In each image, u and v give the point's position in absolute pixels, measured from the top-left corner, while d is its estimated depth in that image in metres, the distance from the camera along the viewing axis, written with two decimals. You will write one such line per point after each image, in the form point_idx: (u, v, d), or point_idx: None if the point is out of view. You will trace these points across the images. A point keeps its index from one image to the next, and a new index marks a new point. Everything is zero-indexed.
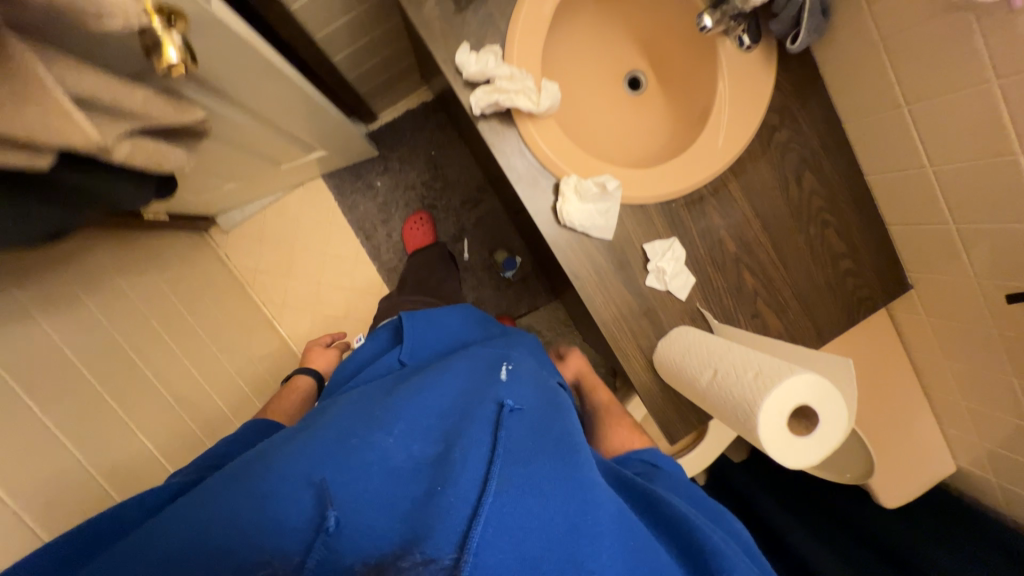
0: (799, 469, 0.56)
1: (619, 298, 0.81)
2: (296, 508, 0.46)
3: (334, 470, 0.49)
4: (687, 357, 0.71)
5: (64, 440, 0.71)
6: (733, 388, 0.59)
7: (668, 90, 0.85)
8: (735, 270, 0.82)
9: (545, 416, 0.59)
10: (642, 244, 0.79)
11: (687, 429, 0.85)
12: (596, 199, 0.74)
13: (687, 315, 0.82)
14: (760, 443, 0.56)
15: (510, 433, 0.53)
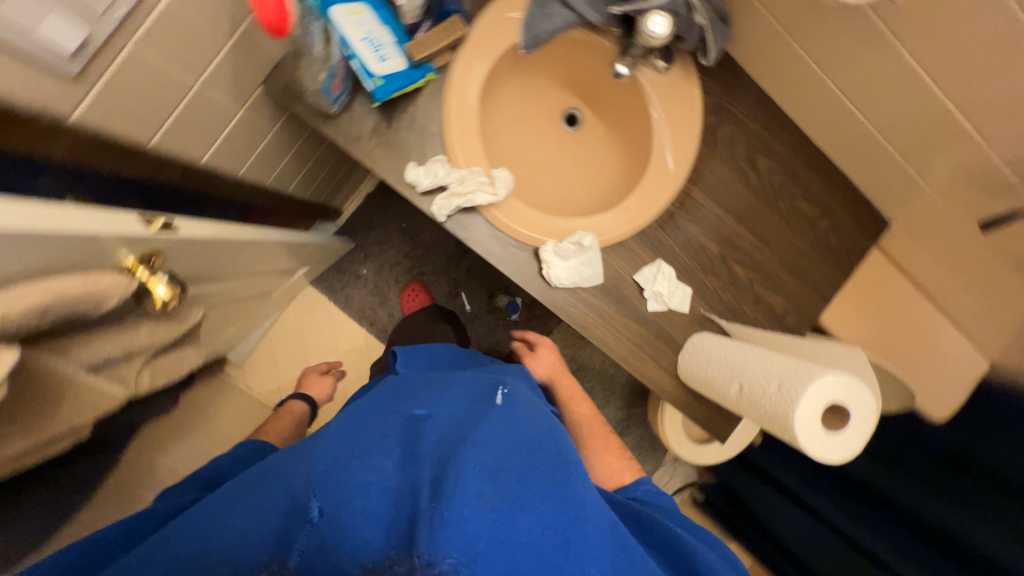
0: (847, 461, 0.58)
1: (629, 330, 0.84)
2: (293, 519, 0.51)
3: (330, 485, 0.53)
4: (711, 372, 0.74)
5: None
6: (765, 402, 0.62)
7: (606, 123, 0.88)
8: (725, 267, 0.85)
9: (542, 434, 0.62)
10: (633, 276, 0.83)
11: (732, 424, 0.88)
12: (576, 254, 0.78)
13: (696, 323, 0.86)
14: (802, 450, 0.58)
15: (504, 452, 0.56)
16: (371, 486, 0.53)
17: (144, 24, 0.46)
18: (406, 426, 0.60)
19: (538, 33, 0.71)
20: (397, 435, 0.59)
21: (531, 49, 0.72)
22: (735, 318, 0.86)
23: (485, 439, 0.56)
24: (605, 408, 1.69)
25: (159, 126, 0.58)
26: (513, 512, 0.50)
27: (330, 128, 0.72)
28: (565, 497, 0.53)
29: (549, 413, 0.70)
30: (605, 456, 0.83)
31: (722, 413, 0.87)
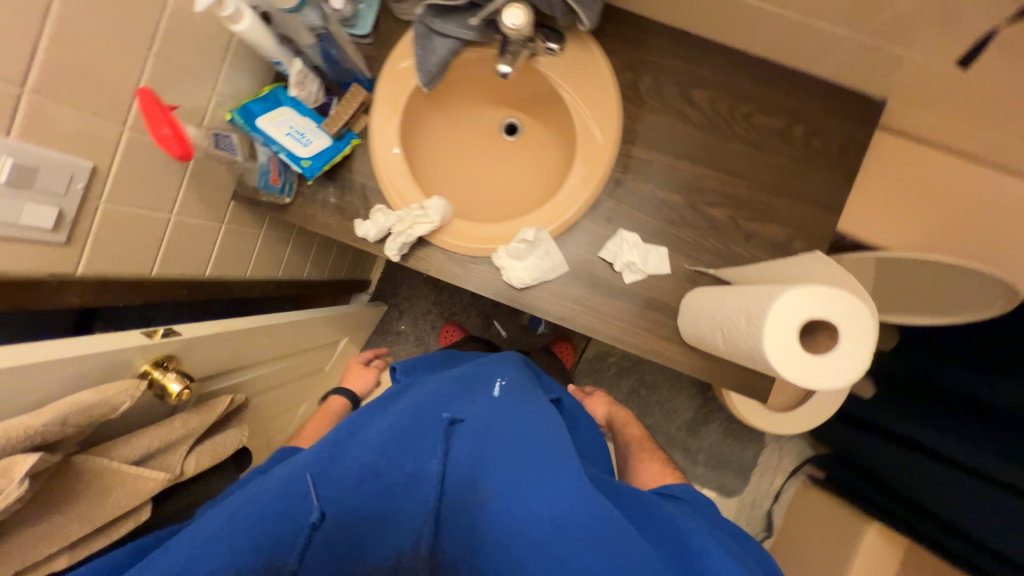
0: (853, 382, 0.50)
1: (614, 308, 0.81)
2: (295, 518, 0.57)
3: (331, 488, 0.59)
4: (699, 326, 0.67)
5: None
6: (741, 340, 0.55)
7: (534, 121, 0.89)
8: (697, 214, 0.79)
9: (527, 421, 0.66)
10: (598, 254, 0.80)
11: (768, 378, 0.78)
12: (530, 251, 0.78)
13: (684, 281, 0.79)
14: (794, 384, 0.50)
15: (496, 446, 0.62)
16: (373, 488, 0.60)
17: (106, 188, 0.61)
18: (403, 430, 0.66)
19: (432, 69, 0.76)
20: (391, 439, 0.64)
21: (433, 82, 0.77)
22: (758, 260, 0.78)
23: (467, 446, 0.63)
24: (677, 400, 1.56)
25: (153, 257, 0.72)
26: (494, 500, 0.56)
27: (291, 214, 0.84)
28: (553, 483, 0.55)
29: (534, 403, 0.73)
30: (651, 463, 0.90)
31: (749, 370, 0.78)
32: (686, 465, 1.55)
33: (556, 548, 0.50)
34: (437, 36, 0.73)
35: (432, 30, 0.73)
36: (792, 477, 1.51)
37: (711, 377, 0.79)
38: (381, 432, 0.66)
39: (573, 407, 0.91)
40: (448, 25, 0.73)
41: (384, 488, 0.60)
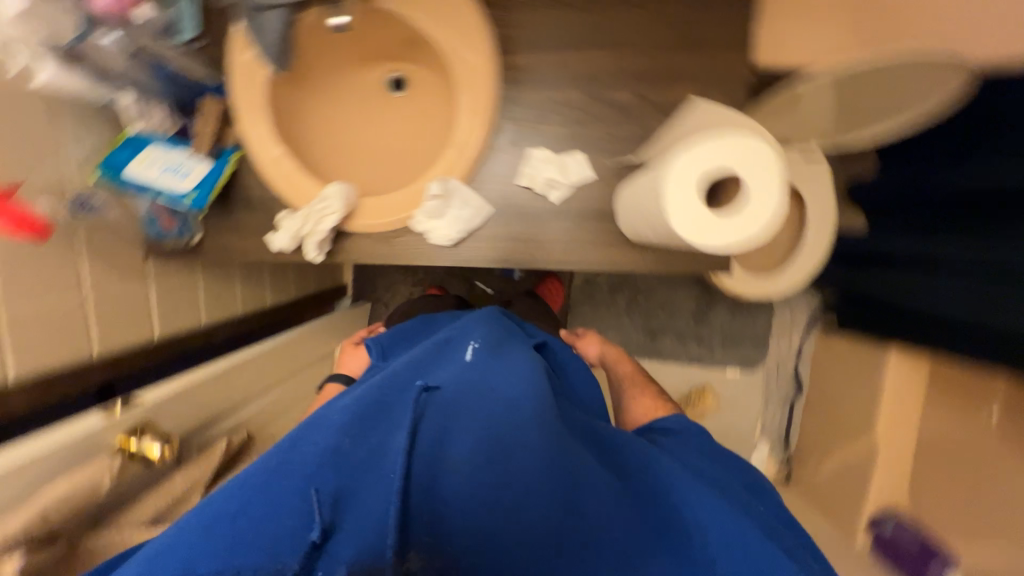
0: (757, 242, 0.48)
1: (553, 231, 0.77)
2: (260, 521, 0.42)
3: (299, 474, 0.45)
4: (628, 218, 0.65)
5: None
6: (653, 217, 0.53)
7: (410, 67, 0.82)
8: (603, 102, 0.75)
9: (513, 376, 0.62)
10: (515, 184, 0.77)
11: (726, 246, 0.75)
12: (446, 206, 0.75)
13: (613, 178, 0.76)
14: (700, 247, 0.48)
15: (491, 407, 0.56)
16: (354, 463, 0.48)
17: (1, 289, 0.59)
18: (377, 401, 0.56)
19: (275, 46, 0.70)
20: (361, 412, 0.53)
21: (285, 62, 0.71)
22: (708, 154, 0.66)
23: (454, 404, 0.55)
24: (677, 294, 1.54)
25: (88, 339, 0.71)
26: (495, 454, 0.49)
27: (208, 250, 0.81)
28: (561, 445, 0.51)
29: (513, 358, 0.68)
30: (642, 400, 0.86)
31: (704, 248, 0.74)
32: (704, 353, 1.55)
33: (570, 494, 0.47)
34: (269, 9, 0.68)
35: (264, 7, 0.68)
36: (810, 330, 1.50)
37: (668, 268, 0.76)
38: (349, 406, 0.54)
39: (560, 350, 0.89)
40: None
41: (365, 464, 0.48)
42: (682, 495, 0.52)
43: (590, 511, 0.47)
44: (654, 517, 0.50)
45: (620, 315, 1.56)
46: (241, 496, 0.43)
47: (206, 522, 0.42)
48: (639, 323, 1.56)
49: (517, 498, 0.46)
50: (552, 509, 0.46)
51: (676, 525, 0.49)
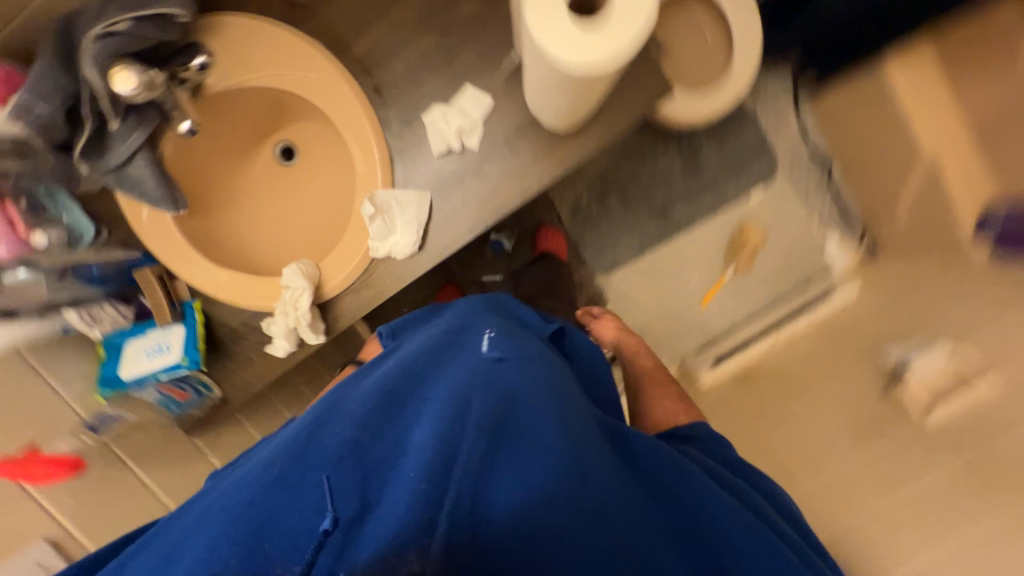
0: (643, 37, 0.46)
1: (496, 173, 0.74)
2: (287, 514, 0.47)
3: (322, 467, 0.49)
4: (534, 94, 0.64)
5: None
6: (540, 61, 0.52)
7: (286, 130, 0.82)
8: (460, 32, 0.72)
9: (541, 370, 0.60)
10: (435, 156, 0.74)
11: (656, 74, 0.70)
12: (390, 218, 0.74)
13: (513, 90, 0.72)
14: (584, 65, 0.47)
15: (521, 397, 0.54)
16: (370, 461, 0.50)
17: None
18: (396, 389, 0.57)
19: (157, 195, 0.69)
20: (382, 403, 0.55)
21: (177, 198, 0.70)
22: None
23: (473, 394, 0.54)
24: (654, 155, 1.45)
25: None
26: (514, 455, 0.49)
27: (232, 398, 0.82)
28: (581, 450, 0.50)
29: (537, 345, 0.66)
30: (665, 402, 0.83)
31: (634, 91, 0.70)
32: (725, 182, 1.43)
33: (589, 492, 0.47)
34: (128, 169, 0.67)
35: (122, 171, 0.68)
36: (801, 109, 1.40)
37: (616, 132, 0.72)
38: (370, 397, 0.56)
39: (579, 335, 0.83)
40: (120, 149, 0.66)
41: (381, 462, 0.50)
42: (708, 513, 0.53)
43: (614, 515, 0.48)
44: (679, 529, 0.52)
45: (623, 220, 1.47)
46: (271, 492, 0.48)
47: (244, 511, 0.47)
48: (646, 205, 1.46)
49: (534, 495, 0.46)
50: (566, 504, 0.46)
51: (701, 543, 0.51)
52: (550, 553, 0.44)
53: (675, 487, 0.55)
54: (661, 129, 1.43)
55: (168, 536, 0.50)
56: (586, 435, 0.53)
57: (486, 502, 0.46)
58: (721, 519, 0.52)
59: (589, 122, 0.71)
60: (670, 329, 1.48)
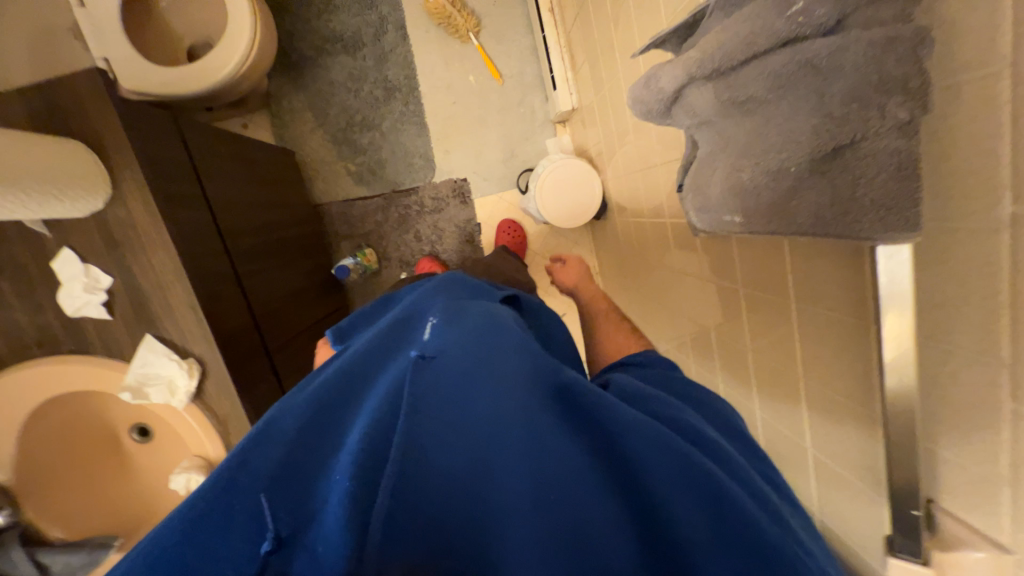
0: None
1: (152, 269, 0.76)
2: (233, 533, 0.42)
3: (268, 487, 0.45)
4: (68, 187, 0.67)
5: (788, 288, 0.59)
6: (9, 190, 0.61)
7: (113, 428, 0.91)
8: (15, 256, 0.75)
9: (471, 331, 0.62)
10: (112, 317, 0.78)
11: (89, 80, 0.71)
12: (158, 378, 0.78)
13: (84, 226, 0.75)
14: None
15: (460, 375, 0.54)
16: (307, 466, 0.48)
17: None
18: (332, 388, 0.56)
19: (85, 559, 0.79)
20: (318, 413, 0.54)
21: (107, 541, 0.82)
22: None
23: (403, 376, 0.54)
24: (327, 83, 1.50)
25: None
26: (440, 418, 0.49)
27: None
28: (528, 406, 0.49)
29: (476, 310, 0.68)
30: (615, 336, 0.91)
31: (100, 107, 0.71)
32: (374, 22, 1.47)
33: (504, 437, 0.46)
34: (50, 572, 0.78)
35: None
36: None
37: (133, 139, 0.73)
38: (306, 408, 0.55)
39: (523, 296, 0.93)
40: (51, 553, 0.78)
41: (317, 465, 0.48)
42: (635, 423, 0.46)
43: (532, 445, 0.45)
44: (603, 444, 0.47)
45: (384, 138, 1.53)
46: (206, 510, 0.43)
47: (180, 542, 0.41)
48: (377, 103, 1.51)
49: (455, 455, 0.46)
50: (487, 456, 0.45)
51: (620, 453, 0.45)
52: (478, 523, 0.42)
53: (594, 401, 0.48)
54: (296, 71, 1.49)
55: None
56: (513, 376, 0.51)
57: (405, 465, 0.45)
58: (650, 432, 0.45)
59: (111, 160, 0.73)
60: (504, 132, 1.55)
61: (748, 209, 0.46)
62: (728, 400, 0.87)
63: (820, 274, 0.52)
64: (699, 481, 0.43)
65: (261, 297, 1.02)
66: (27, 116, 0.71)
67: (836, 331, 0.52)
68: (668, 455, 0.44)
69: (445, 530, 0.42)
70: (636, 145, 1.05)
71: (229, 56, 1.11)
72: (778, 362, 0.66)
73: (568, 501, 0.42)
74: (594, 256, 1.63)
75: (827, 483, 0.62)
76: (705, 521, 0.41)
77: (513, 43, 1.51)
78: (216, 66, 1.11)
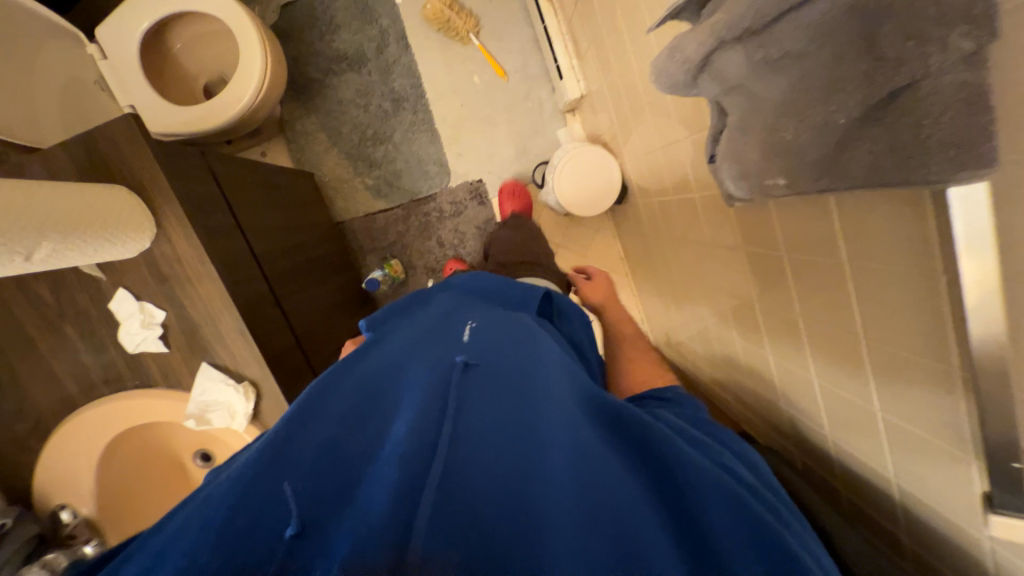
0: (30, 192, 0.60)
1: (201, 300, 0.79)
2: (277, 510, 0.45)
3: (317, 477, 0.48)
4: (115, 236, 0.70)
5: (840, 247, 0.56)
6: (60, 245, 0.64)
7: (180, 454, 0.96)
8: (75, 300, 0.79)
9: (513, 348, 0.65)
10: (169, 349, 0.82)
11: (122, 126, 0.74)
12: (218, 403, 0.82)
13: (134, 265, 0.78)
14: (39, 217, 0.61)
15: (503, 388, 0.57)
16: (348, 468, 0.50)
17: None
18: (378, 400, 0.60)
19: None
20: (362, 416, 0.58)
21: None
22: (39, 166, 0.75)
23: (449, 379, 0.58)
24: (336, 103, 1.53)
25: None
26: (483, 419, 0.52)
27: None
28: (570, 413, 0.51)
29: (516, 328, 0.71)
30: (642, 364, 0.94)
31: (137, 152, 0.75)
32: (375, 37, 1.49)
33: (549, 449, 0.48)
34: None
35: None
36: None
37: (169, 179, 0.76)
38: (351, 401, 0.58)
39: (560, 299, 0.93)
40: None
41: (358, 467, 0.50)
42: (677, 454, 0.49)
43: (577, 455, 0.46)
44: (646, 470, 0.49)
45: (397, 150, 1.55)
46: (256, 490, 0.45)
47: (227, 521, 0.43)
48: (387, 116, 1.53)
49: (499, 455, 0.48)
50: (528, 457, 0.48)
51: (665, 479, 0.48)
52: (513, 512, 0.43)
53: (639, 430, 0.51)
54: (306, 95, 1.53)
55: (145, 549, 0.45)
56: (558, 396, 0.54)
57: (447, 463, 0.47)
58: (692, 462, 0.49)
59: (152, 199, 0.76)
60: (515, 129, 1.55)
61: (797, 168, 0.45)
62: (779, 372, 0.85)
63: (875, 229, 0.50)
64: (741, 512, 0.46)
65: (301, 317, 1.05)
66: (71, 166, 0.75)
67: (901, 285, 0.50)
68: (710, 486, 0.47)
69: (482, 514, 0.43)
70: (653, 124, 1.04)
71: (244, 88, 1.14)
72: (831, 324, 0.64)
73: (609, 504, 0.43)
74: (618, 243, 1.62)
75: (904, 448, 0.59)
76: (745, 550, 0.43)
77: (513, 39, 1.50)
78: (232, 100, 1.15)
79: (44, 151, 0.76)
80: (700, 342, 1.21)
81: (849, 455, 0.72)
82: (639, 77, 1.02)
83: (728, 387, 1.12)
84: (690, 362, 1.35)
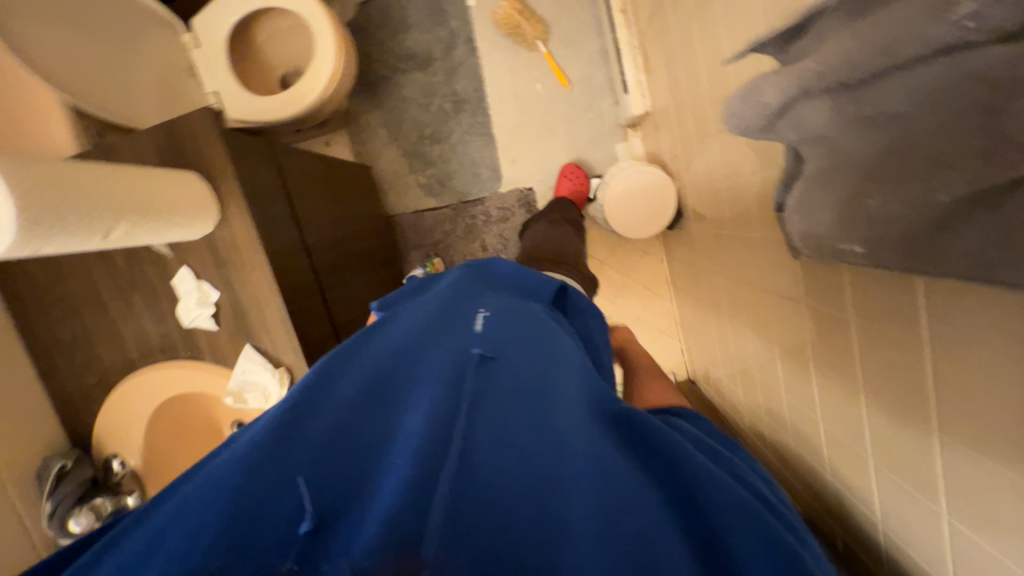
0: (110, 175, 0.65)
1: (252, 286, 0.84)
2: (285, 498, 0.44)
3: (325, 466, 0.47)
4: (182, 219, 0.75)
5: (922, 324, 0.50)
6: (132, 225, 0.68)
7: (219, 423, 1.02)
8: (145, 272, 0.86)
9: (528, 343, 0.61)
10: (218, 327, 0.87)
11: (202, 118, 0.79)
12: (256, 384, 0.86)
13: (198, 247, 0.84)
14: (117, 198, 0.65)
15: (515, 387, 0.54)
16: (355, 459, 0.49)
17: None
18: (388, 384, 0.59)
19: None
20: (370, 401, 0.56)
21: None
22: (126, 148, 0.82)
23: (461, 373, 0.56)
24: (400, 100, 1.56)
25: None
26: (495, 422, 0.49)
27: None
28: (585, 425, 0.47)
29: (532, 320, 0.68)
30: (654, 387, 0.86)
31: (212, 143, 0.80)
32: (444, 38, 1.51)
33: (559, 456, 0.45)
34: None
35: None
36: None
37: (236, 169, 0.81)
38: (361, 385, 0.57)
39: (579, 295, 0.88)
40: None
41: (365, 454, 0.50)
42: (695, 464, 0.45)
43: (589, 465, 0.44)
44: (664, 486, 0.45)
45: (453, 151, 1.56)
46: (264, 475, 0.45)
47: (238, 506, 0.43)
48: (447, 117, 1.55)
49: (508, 465, 0.45)
50: (540, 469, 0.44)
51: (685, 498, 0.44)
52: (522, 530, 0.40)
53: (656, 439, 0.47)
54: (372, 89, 1.57)
55: (145, 527, 0.45)
56: (570, 401, 0.51)
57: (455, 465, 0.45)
58: (718, 480, 0.44)
59: (220, 186, 0.81)
60: (572, 139, 1.52)
61: (879, 240, 0.40)
62: (826, 436, 0.77)
63: (969, 312, 0.44)
64: (770, 537, 0.41)
65: (342, 308, 1.09)
66: (154, 150, 0.81)
67: (994, 381, 0.43)
68: (734, 505, 0.42)
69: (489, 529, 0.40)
70: (719, 152, 0.98)
71: (316, 83, 1.19)
72: (900, 404, 0.57)
73: (624, 529, 0.40)
74: (665, 265, 1.55)
75: (971, 557, 0.52)
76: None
77: (581, 48, 1.47)
78: (303, 93, 1.20)
79: (132, 135, 0.83)
80: (742, 384, 1.14)
81: (901, 546, 0.65)
82: (710, 101, 0.96)
83: (767, 437, 1.04)
84: (728, 403, 1.27)
